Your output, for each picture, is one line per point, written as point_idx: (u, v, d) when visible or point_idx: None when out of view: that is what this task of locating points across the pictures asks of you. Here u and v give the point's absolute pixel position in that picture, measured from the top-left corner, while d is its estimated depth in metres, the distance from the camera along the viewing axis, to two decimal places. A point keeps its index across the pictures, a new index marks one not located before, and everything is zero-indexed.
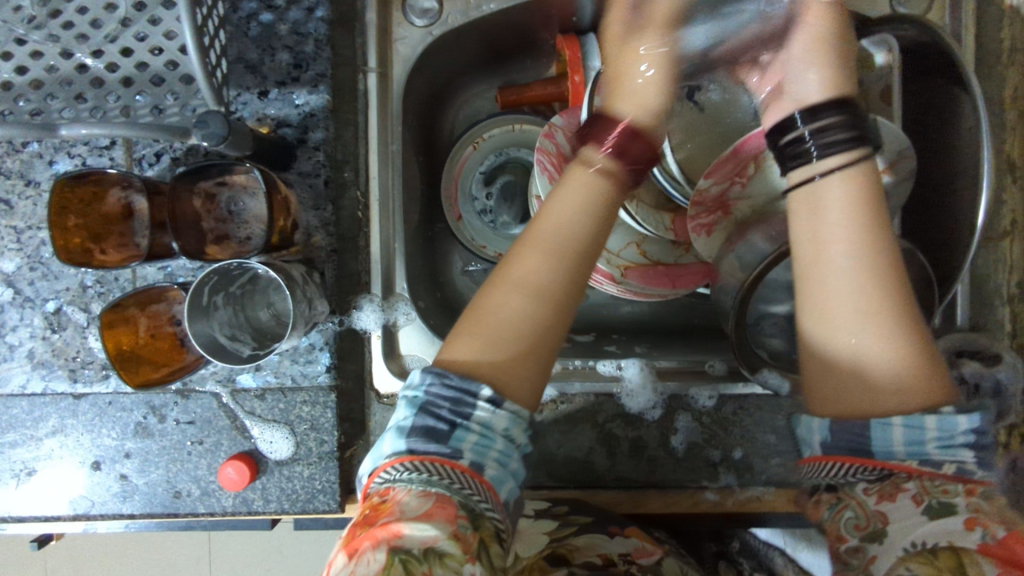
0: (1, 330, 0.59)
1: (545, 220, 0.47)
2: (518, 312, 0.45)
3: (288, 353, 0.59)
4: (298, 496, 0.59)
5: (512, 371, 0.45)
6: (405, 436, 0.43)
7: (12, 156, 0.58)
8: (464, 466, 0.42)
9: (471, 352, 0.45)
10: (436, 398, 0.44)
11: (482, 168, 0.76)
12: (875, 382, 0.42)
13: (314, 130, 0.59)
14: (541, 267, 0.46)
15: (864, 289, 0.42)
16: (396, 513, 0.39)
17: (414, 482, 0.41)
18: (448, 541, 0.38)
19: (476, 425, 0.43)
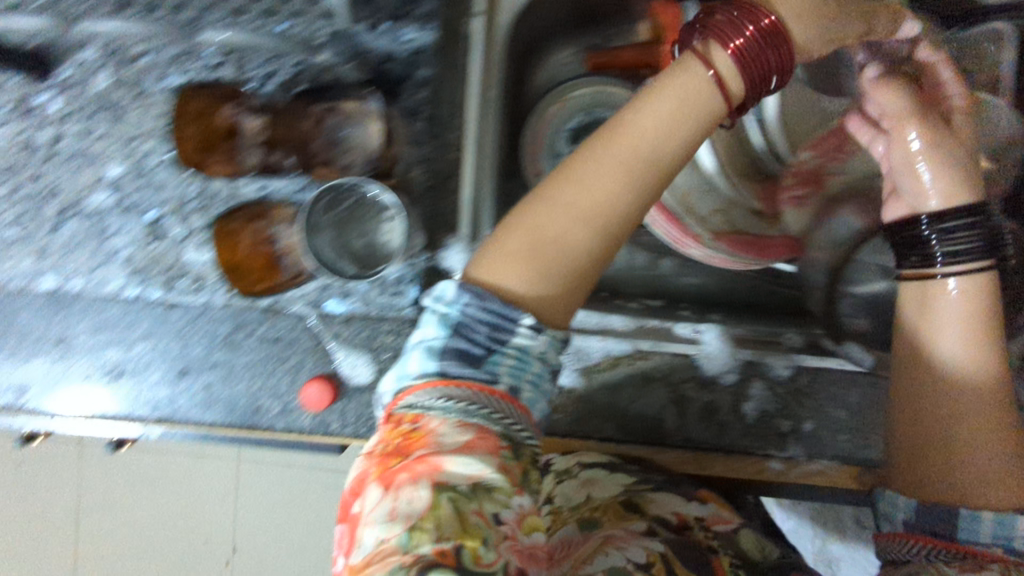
0: (101, 234, 0.60)
1: (640, 123, 0.41)
2: (582, 243, 0.42)
3: (376, 283, 0.60)
4: (375, 422, 0.61)
5: (559, 303, 0.43)
6: (433, 357, 0.43)
7: (124, 64, 0.59)
8: (500, 391, 0.42)
9: (522, 279, 0.42)
10: (472, 320, 0.42)
11: (568, 126, 0.76)
12: (965, 462, 0.46)
13: (422, 67, 0.59)
14: (618, 185, 0.41)
15: (978, 393, 0.46)
16: (433, 445, 0.39)
17: (450, 410, 0.40)
18: (495, 475, 0.39)
19: (513, 350, 0.42)
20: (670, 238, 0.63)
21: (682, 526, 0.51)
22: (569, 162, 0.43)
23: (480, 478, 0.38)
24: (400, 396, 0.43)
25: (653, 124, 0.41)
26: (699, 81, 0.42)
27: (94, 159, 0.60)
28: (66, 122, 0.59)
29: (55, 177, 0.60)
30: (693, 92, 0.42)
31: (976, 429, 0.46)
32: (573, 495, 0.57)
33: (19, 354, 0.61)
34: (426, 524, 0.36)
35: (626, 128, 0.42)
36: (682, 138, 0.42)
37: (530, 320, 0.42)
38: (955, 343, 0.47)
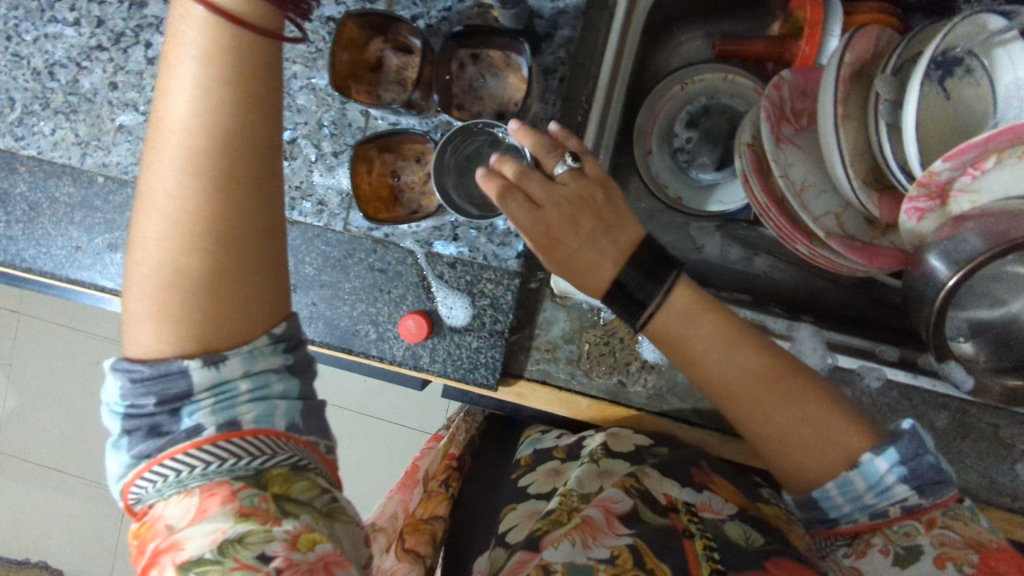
0: None
1: (164, 108, 0.36)
2: (208, 250, 0.36)
3: (486, 231, 0.63)
4: (463, 364, 0.63)
5: (228, 309, 0.37)
6: (123, 445, 0.36)
7: None
8: (209, 438, 0.35)
9: (161, 340, 0.36)
10: (140, 389, 0.36)
11: (688, 109, 0.77)
12: (770, 442, 0.49)
13: (563, 28, 0.61)
14: (198, 177, 0.36)
15: (757, 381, 0.49)
16: (165, 530, 0.34)
17: (168, 487, 0.35)
18: (238, 526, 0.34)
19: (205, 394, 0.36)
20: (778, 233, 0.64)
21: (669, 508, 0.50)
22: (147, 170, 0.36)
23: (221, 541, 0.33)
24: (123, 494, 0.36)
25: (215, 114, 0.35)
26: (196, 23, 0.35)
27: None
28: None
29: None
30: (196, 32, 0.35)
31: (775, 408, 0.48)
32: (587, 481, 0.55)
33: None
34: (206, 572, 0.33)
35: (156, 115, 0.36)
36: (230, 116, 0.36)
37: (200, 359, 0.36)
38: (703, 335, 0.50)
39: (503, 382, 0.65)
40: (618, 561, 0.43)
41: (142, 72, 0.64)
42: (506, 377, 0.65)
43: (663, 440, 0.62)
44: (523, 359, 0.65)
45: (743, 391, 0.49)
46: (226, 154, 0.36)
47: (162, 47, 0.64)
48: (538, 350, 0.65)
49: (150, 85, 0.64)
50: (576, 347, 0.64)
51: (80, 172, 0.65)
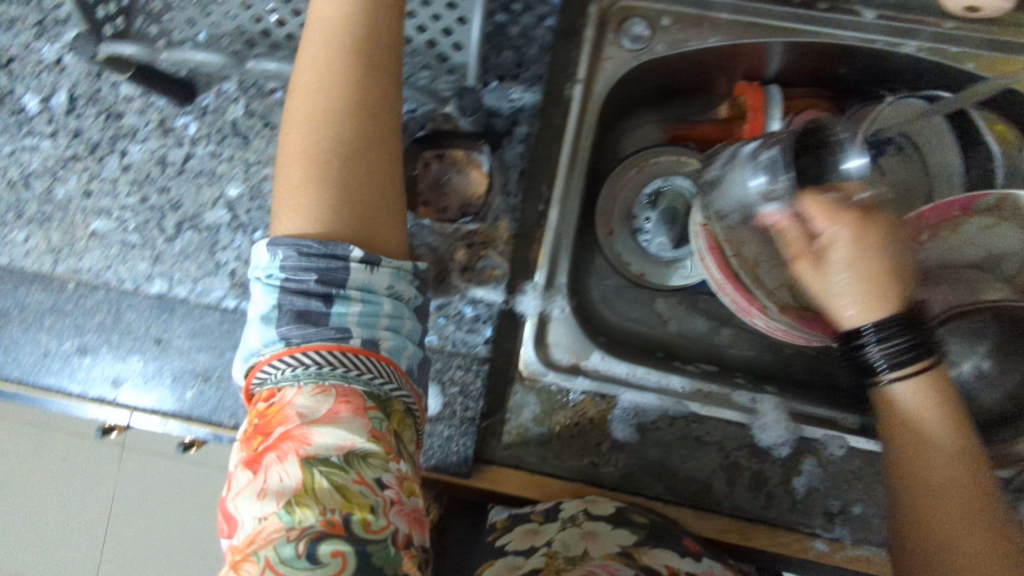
0: (212, 247, 0.66)
1: (320, 14, 0.54)
2: (358, 168, 0.52)
3: (454, 319, 0.64)
4: (434, 453, 0.64)
5: (378, 216, 0.53)
6: (273, 326, 0.49)
7: (258, 99, 0.66)
8: (353, 346, 0.49)
9: (321, 217, 0.51)
10: (297, 270, 0.49)
11: (645, 191, 0.81)
12: (937, 543, 0.51)
13: (521, 124, 0.64)
14: (337, 118, 0.52)
15: (960, 487, 0.52)
16: (298, 420, 0.47)
17: (305, 377, 0.48)
18: (365, 443, 0.47)
19: (355, 292, 0.50)
20: (737, 307, 0.68)
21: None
22: (306, 93, 0.53)
23: (349, 449, 0.47)
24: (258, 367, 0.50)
25: (365, 14, 0.54)
26: None
27: (217, 179, 0.66)
28: (198, 144, 0.66)
29: (180, 191, 0.66)
30: None
31: (955, 514, 0.51)
32: (572, 544, 0.57)
33: (122, 346, 0.65)
34: (332, 470, 0.46)
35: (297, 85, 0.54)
36: (353, 48, 0.53)
37: (360, 258, 0.50)
38: (927, 413, 0.54)
39: (477, 469, 0.65)
40: None
41: (116, 179, 0.67)
42: (480, 463, 0.65)
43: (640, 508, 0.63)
44: (496, 445, 0.65)
45: (930, 485, 0.52)
46: (351, 99, 0.53)
47: (136, 155, 0.66)
48: (510, 435, 0.65)
49: (124, 191, 0.66)
50: (546, 430, 0.65)
51: (52, 279, 0.66)
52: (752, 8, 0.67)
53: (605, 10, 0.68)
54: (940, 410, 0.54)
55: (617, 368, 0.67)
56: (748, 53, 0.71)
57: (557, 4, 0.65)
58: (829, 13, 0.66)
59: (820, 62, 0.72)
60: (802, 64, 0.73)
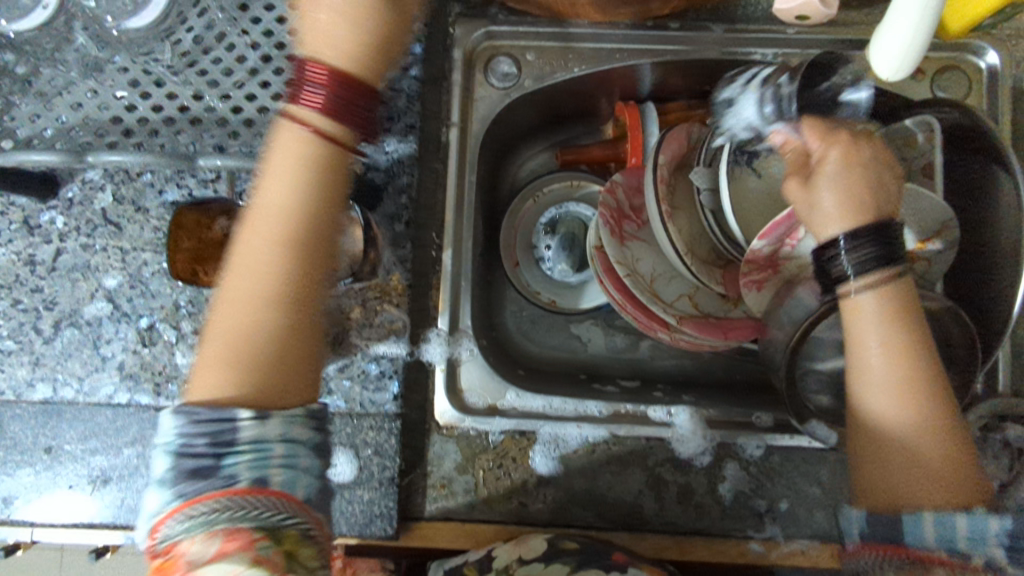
0: (95, 342, 0.63)
1: (258, 199, 0.47)
2: (271, 325, 0.46)
3: (359, 379, 0.63)
4: (357, 520, 0.61)
5: (275, 385, 0.46)
6: (166, 486, 0.43)
7: (126, 184, 0.64)
8: (242, 488, 0.43)
9: (224, 380, 0.45)
10: (191, 435, 0.43)
11: (542, 220, 0.82)
12: (888, 456, 0.49)
13: (401, 175, 0.64)
14: (273, 254, 0.46)
15: (913, 404, 0.49)
16: (188, 565, 0.41)
17: (194, 527, 0.42)
18: (250, 571, 0.41)
19: (246, 445, 0.44)
20: (637, 324, 0.67)
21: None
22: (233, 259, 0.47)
23: None
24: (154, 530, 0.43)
25: (301, 189, 0.47)
26: (291, 136, 0.48)
27: (93, 271, 0.64)
28: (68, 237, 0.64)
29: (54, 289, 0.64)
30: (298, 149, 0.48)
31: (908, 427, 0.48)
32: None
33: (11, 461, 0.63)
34: None
35: (259, 193, 0.48)
36: (293, 228, 0.46)
37: (250, 412, 0.44)
38: (876, 342, 0.50)
39: (405, 529, 0.63)
40: None
41: None
42: (406, 522, 0.63)
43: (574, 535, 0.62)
44: (421, 500, 0.64)
45: (881, 398, 0.49)
46: (304, 234, 0.47)
47: (3, 257, 0.64)
48: (433, 488, 0.64)
49: None
50: (469, 476, 0.64)
51: None
52: (609, 34, 0.69)
53: (469, 52, 0.69)
54: (896, 330, 0.49)
55: (534, 403, 0.67)
56: (618, 76, 0.72)
57: (419, 52, 0.65)
58: (682, 31, 0.69)
59: (690, 74, 0.72)
60: (674, 77, 0.73)
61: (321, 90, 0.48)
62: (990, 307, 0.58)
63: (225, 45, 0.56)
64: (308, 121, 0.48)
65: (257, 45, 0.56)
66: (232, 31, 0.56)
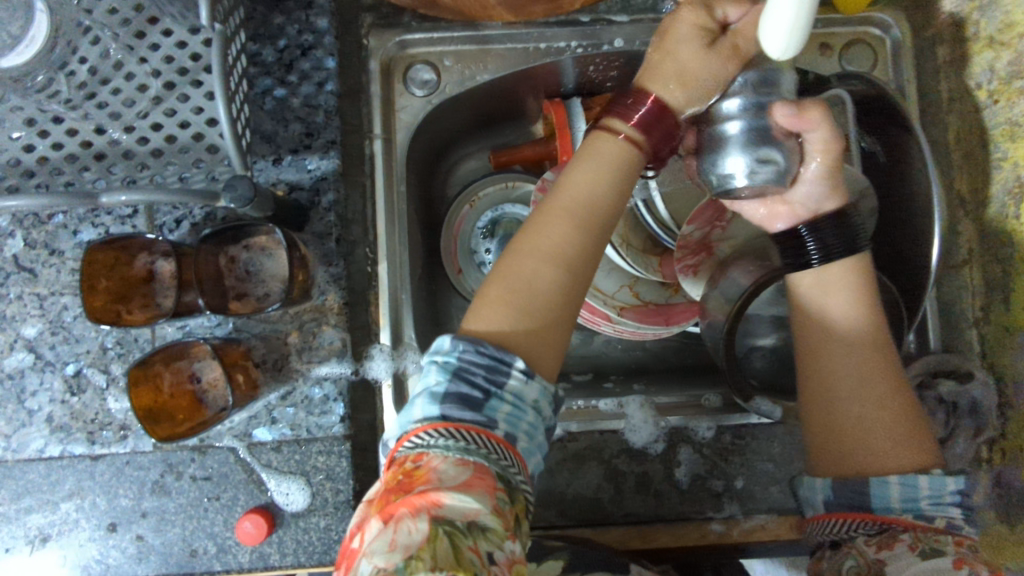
0: (20, 396, 0.60)
1: (575, 188, 0.51)
2: (554, 282, 0.49)
3: (303, 405, 0.61)
4: (315, 548, 0.60)
5: (543, 341, 0.48)
6: (436, 402, 0.45)
7: (37, 227, 0.61)
8: (499, 437, 0.44)
9: (505, 323, 0.48)
10: (469, 364, 0.46)
11: (479, 225, 0.80)
12: (859, 424, 0.52)
13: (326, 192, 0.63)
14: (573, 237, 0.50)
15: (880, 370, 0.52)
16: (435, 484, 0.41)
17: (451, 449, 0.43)
18: (489, 515, 0.41)
19: (509, 395, 0.46)
20: (583, 319, 0.69)
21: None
22: (526, 231, 0.51)
23: (474, 519, 0.40)
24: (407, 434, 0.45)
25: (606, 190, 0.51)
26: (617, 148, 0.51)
27: (10, 322, 0.61)
28: None
29: None
30: (614, 156, 0.51)
31: (872, 401, 0.52)
32: None
33: None
34: (453, 536, 0.39)
35: (571, 180, 0.51)
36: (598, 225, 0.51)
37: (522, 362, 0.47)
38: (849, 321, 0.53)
39: None
40: None
41: None
42: None
43: (549, 536, 0.61)
44: None
45: (852, 368, 0.53)
46: (594, 228, 0.51)
47: None
48: None
49: None
50: None
51: None
52: (525, 34, 0.69)
53: (387, 63, 0.69)
54: (861, 307, 0.53)
55: None
56: (540, 72, 0.72)
57: (332, 67, 0.64)
58: (595, 24, 0.69)
59: (611, 65, 0.72)
60: (594, 69, 0.73)
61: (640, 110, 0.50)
62: (914, 268, 0.61)
63: (124, 74, 0.54)
64: (621, 130, 0.51)
65: (157, 73, 0.54)
66: (130, 60, 0.54)
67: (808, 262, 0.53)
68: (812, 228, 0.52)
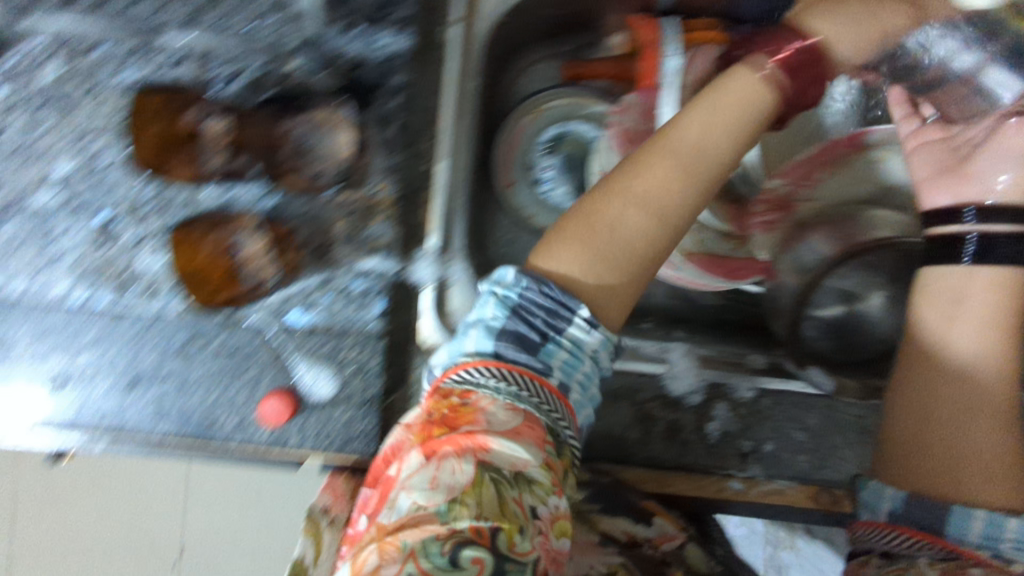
0: (46, 235, 0.57)
1: (681, 133, 0.53)
2: (637, 226, 0.52)
3: (341, 295, 0.58)
4: (336, 438, 0.58)
5: (610, 292, 0.52)
6: (491, 339, 0.48)
7: (79, 57, 0.56)
8: (551, 386, 0.47)
9: (574, 262, 0.51)
10: (529, 304, 0.50)
11: (542, 138, 0.75)
12: (953, 445, 0.51)
13: (395, 74, 0.58)
14: (675, 186, 0.52)
15: (994, 403, 0.52)
16: (480, 425, 0.43)
17: (502, 393, 0.45)
18: (537, 469, 0.43)
19: (567, 342, 0.49)
20: None
21: (630, 544, 0.57)
22: (631, 161, 0.54)
23: (523, 468, 0.42)
24: (450, 372, 0.48)
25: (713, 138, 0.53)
26: (753, 87, 0.52)
27: (41, 155, 0.56)
28: (10, 113, 0.56)
29: None
30: (736, 107, 0.52)
31: (968, 420, 0.51)
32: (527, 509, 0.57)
33: None
34: (501, 488, 0.41)
35: (700, 139, 0.53)
36: (703, 178, 0.53)
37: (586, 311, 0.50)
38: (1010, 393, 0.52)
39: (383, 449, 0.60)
40: None
41: None
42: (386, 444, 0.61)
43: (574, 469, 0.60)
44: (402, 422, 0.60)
45: (946, 406, 0.52)
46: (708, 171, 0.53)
47: None
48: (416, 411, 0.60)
49: None
50: None
51: None
52: None
53: None
54: (998, 333, 0.53)
55: None
56: None
57: None
58: None
59: None
60: None
61: (786, 52, 0.53)
62: None
63: None
64: (764, 70, 0.53)
65: None
66: None
67: (960, 260, 0.53)
68: (982, 213, 0.53)
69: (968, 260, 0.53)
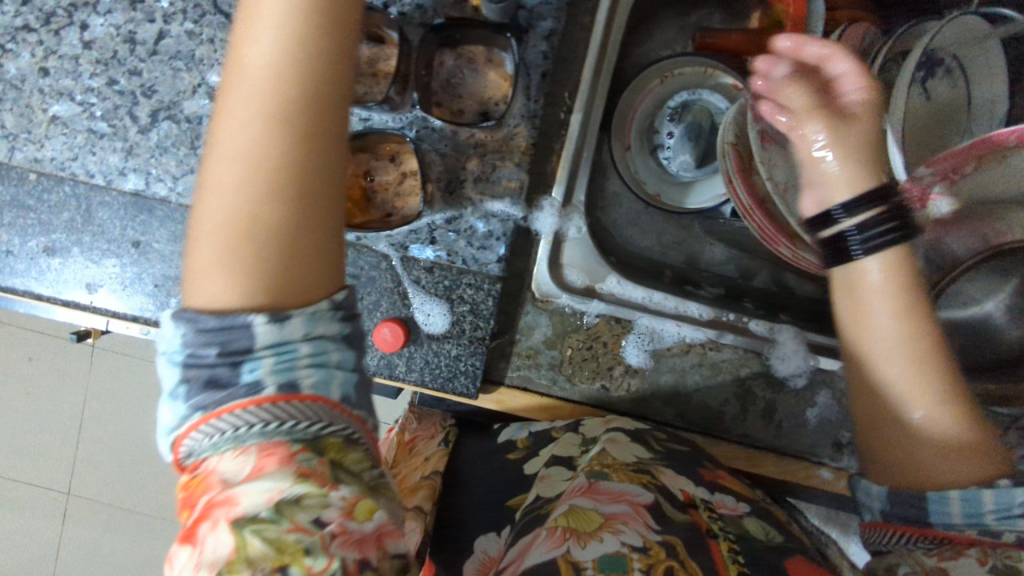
0: (194, 141, 0.59)
1: (243, 51, 0.35)
2: (270, 211, 0.34)
3: (465, 234, 0.59)
4: (441, 372, 0.60)
5: (291, 283, 0.34)
6: (182, 400, 0.32)
7: None
8: (274, 396, 0.32)
9: (220, 280, 0.33)
10: (199, 345, 0.32)
11: (669, 104, 0.73)
12: (911, 437, 0.47)
13: (545, 19, 0.58)
14: (259, 142, 0.34)
15: (916, 383, 0.46)
16: (221, 484, 0.31)
17: (224, 442, 0.32)
18: (296, 487, 0.31)
19: (265, 352, 0.33)
20: (761, 234, 0.61)
21: (688, 504, 0.49)
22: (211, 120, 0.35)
23: (278, 500, 0.31)
24: (175, 447, 0.33)
25: (296, 58, 0.35)
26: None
27: (197, 63, 0.58)
28: (173, 20, 0.58)
29: (153, 75, 0.58)
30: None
31: (918, 405, 0.46)
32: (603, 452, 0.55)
33: (96, 248, 0.58)
34: (262, 531, 0.30)
35: (246, 48, 0.35)
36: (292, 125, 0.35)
37: (265, 316, 0.33)
38: (893, 368, 0.47)
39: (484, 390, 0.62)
40: (650, 551, 0.42)
41: (77, 57, 0.58)
42: (486, 385, 0.62)
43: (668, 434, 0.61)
44: (504, 366, 0.62)
45: (891, 396, 0.47)
46: (317, 42, 0.35)
47: (100, 29, 0.58)
48: (520, 356, 0.62)
49: (88, 71, 0.58)
50: (558, 352, 0.62)
51: (9, 168, 0.58)
52: None
53: None
54: (898, 317, 0.47)
55: (634, 293, 0.62)
56: None
57: None
58: None
59: None
60: None
61: None
62: None
63: None
64: None
65: None
66: None
67: (852, 255, 0.47)
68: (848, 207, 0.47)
69: (857, 252, 0.47)
